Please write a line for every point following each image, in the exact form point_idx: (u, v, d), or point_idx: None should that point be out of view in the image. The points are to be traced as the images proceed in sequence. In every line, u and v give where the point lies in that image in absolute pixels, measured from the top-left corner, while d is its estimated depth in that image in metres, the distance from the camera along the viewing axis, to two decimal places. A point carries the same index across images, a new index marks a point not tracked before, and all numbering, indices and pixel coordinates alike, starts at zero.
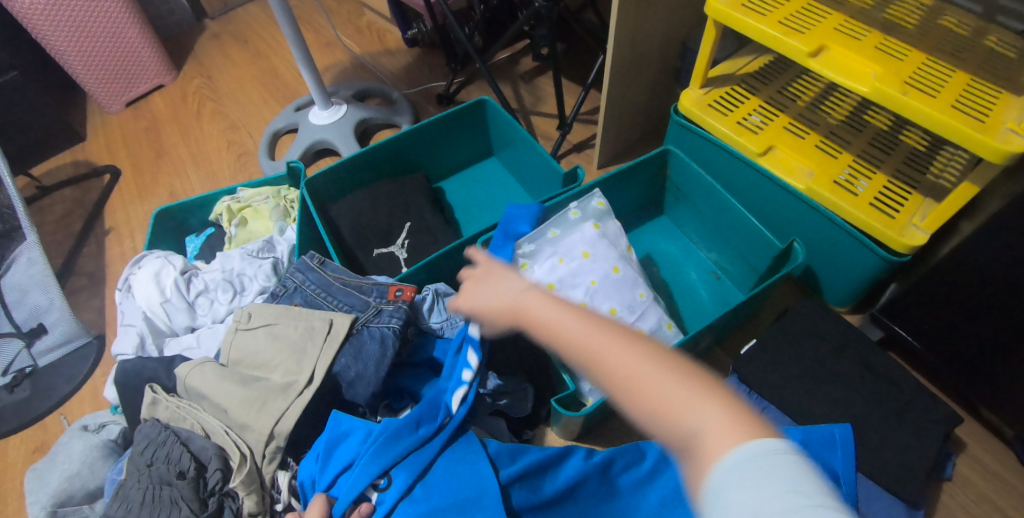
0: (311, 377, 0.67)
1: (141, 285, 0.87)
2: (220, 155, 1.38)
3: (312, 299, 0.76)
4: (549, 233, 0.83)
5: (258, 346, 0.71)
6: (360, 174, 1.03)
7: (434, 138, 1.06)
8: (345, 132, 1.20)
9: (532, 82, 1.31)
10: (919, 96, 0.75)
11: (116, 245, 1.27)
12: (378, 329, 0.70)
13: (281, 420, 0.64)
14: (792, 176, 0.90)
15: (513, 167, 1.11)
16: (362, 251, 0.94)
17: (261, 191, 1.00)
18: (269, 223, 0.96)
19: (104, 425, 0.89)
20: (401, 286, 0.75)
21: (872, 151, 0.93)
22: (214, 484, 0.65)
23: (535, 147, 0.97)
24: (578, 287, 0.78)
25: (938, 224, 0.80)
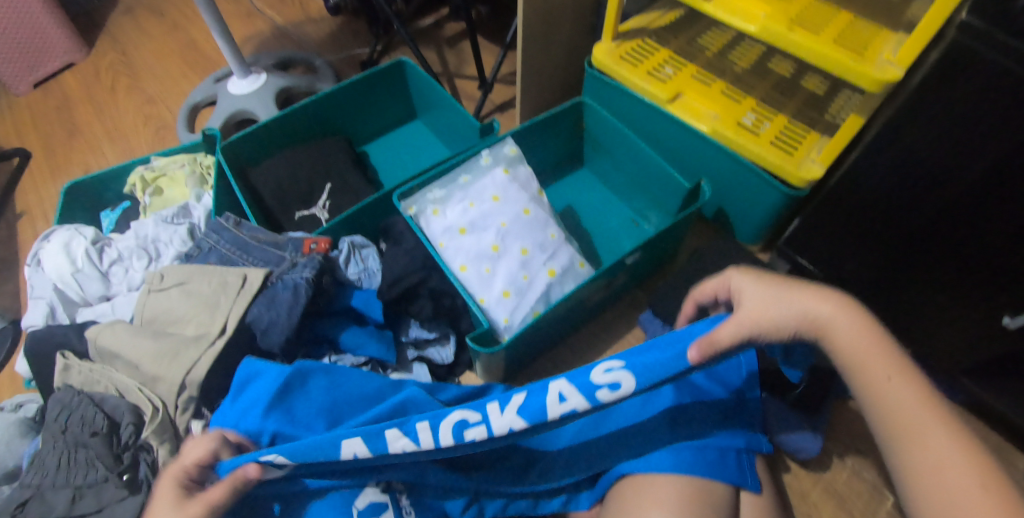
0: (223, 327, 0.68)
1: (50, 257, 0.84)
2: (138, 131, 1.33)
3: (227, 256, 0.77)
4: (460, 179, 0.85)
5: (170, 303, 0.71)
6: (280, 137, 1.02)
7: (355, 99, 1.06)
8: (265, 100, 1.17)
9: (457, 46, 1.31)
10: (805, 34, 0.79)
11: (29, 229, 1.21)
12: (291, 279, 0.71)
13: (193, 369, 0.65)
14: (699, 121, 0.94)
15: (438, 127, 1.12)
16: (282, 214, 0.93)
17: (176, 159, 0.98)
18: (185, 190, 0.94)
19: (21, 404, 0.86)
20: (316, 239, 0.77)
21: (773, 96, 0.97)
22: (129, 438, 0.65)
23: (454, 103, 0.98)
24: (489, 229, 0.80)
25: (832, 157, 0.85)
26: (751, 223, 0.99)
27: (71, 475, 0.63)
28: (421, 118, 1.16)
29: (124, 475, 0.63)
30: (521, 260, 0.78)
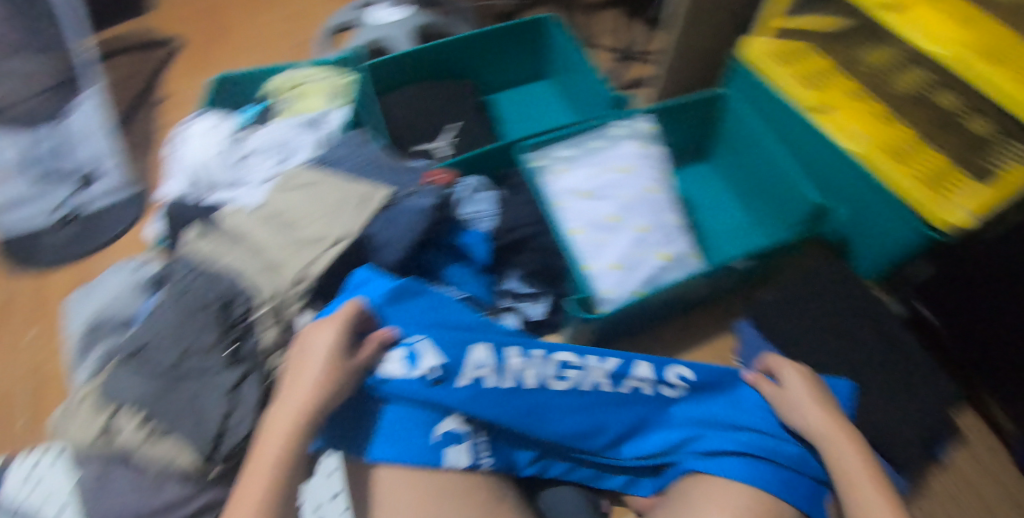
0: (343, 234, 0.71)
1: (197, 138, 0.91)
2: (279, 41, 1.40)
3: (355, 168, 0.80)
4: (592, 143, 0.86)
5: (299, 202, 0.75)
6: (415, 71, 1.04)
7: (493, 47, 1.06)
8: (404, 32, 1.20)
9: (597, 15, 1.29)
10: (985, 57, 0.69)
11: (168, 112, 1.30)
12: (415, 203, 0.74)
13: (311, 265, 0.70)
14: (843, 138, 0.86)
15: (565, 91, 1.11)
16: (406, 143, 0.96)
17: (321, 71, 1.01)
18: (319, 100, 0.95)
19: (143, 264, 0.92)
20: (438, 172, 0.80)
21: (935, 130, 0.84)
22: (239, 316, 0.69)
23: (590, 71, 0.96)
24: (611, 199, 0.81)
25: (989, 208, 0.72)
26: (871, 262, 0.89)
27: (183, 337, 0.67)
28: (551, 79, 1.15)
29: (229, 348, 0.68)
30: (636, 236, 0.78)
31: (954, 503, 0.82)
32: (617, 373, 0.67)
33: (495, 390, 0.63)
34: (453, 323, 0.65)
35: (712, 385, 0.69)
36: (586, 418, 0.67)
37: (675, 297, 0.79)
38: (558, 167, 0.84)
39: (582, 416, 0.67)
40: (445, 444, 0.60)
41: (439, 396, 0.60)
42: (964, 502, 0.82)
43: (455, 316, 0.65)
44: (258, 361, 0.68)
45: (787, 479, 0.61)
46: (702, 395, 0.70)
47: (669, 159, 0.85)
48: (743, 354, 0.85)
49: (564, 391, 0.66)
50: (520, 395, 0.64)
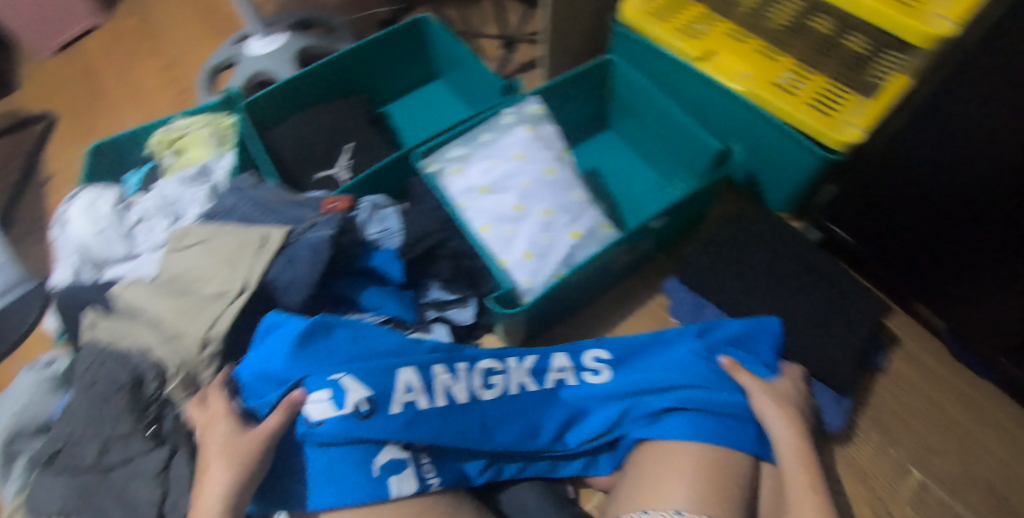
0: (244, 285, 0.68)
1: (75, 217, 0.85)
2: (161, 95, 1.33)
3: (247, 214, 0.77)
4: (482, 136, 0.84)
5: (192, 261, 0.71)
6: (298, 99, 1.00)
7: (374, 59, 1.03)
8: (285, 60, 1.15)
9: (479, 3, 1.27)
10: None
11: (56, 194, 1.23)
12: (312, 238, 0.71)
13: (214, 324, 0.67)
14: (729, 79, 0.89)
15: (459, 87, 1.09)
16: (304, 175, 0.92)
17: (197, 119, 0.96)
18: (203, 150, 0.92)
19: (51, 362, 0.86)
20: (336, 199, 0.77)
21: (812, 54, 0.87)
22: (154, 392, 0.66)
23: (477, 63, 0.95)
24: (512, 189, 0.80)
25: (874, 120, 0.79)
26: (781, 190, 0.95)
27: (100, 427, 0.63)
28: (443, 78, 1.13)
29: (150, 429, 0.65)
30: (543, 221, 0.78)
31: (899, 407, 0.86)
32: (538, 368, 0.72)
33: (430, 410, 0.63)
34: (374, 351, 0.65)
35: (631, 355, 0.75)
36: (527, 419, 0.69)
37: (597, 272, 0.79)
38: (451, 169, 0.81)
39: (518, 416, 0.69)
40: (387, 475, 0.60)
41: (370, 429, 0.59)
42: (908, 403, 0.86)
43: (371, 346, 0.65)
44: (182, 435, 0.66)
45: (727, 426, 0.67)
46: (625, 365, 0.74)
47: (561, 136, 0.84)
48: (677, 312, 0.87)
49: (495, 398, 0.68)
50: (458, 410, 0.65)
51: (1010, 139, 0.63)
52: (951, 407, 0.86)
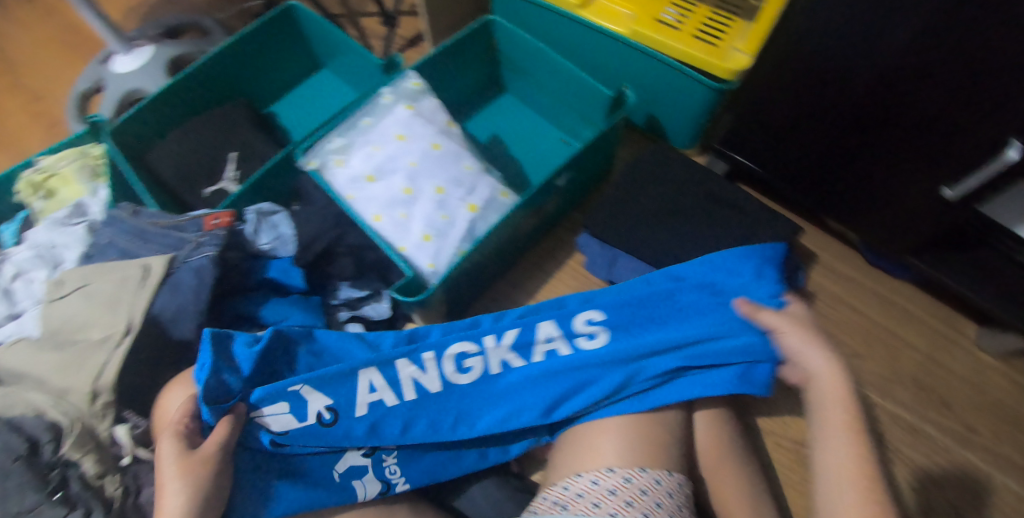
0: (128, 325, 0.68)
1: None
2: (29, 132, 1.23)
3: (123, 248, 0.76)
4: (362, 122, 0.92)
5: (73, 309, 0.68)
6: (172, 113, 0.96)
7: (250, 55, 1.01)
8: (158, 77, 1.08)
9: None
10: None
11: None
12: (196, 261, 0.74)
13: (102, 373, 0.64)
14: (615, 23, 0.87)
15: (344, 74, 1.10)
16: (192, 196, 0.90)
17: (62, 156, 0.89)
18: (78, 186, 0.87)
19: None
20: (217, 214, 0.79)
21: None
22: (50, 457, 0.61)
23: (351, 43, 0.96)
24: (397, 170, 0.88)
25: (757, 43, 0.83)
26: (681, 134, 1.01)
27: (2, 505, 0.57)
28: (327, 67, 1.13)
29: (55, 494, 0.60)
30: (438, 199, 0.87)
31: (823, 319, 1.02)
32: (457, 355, 0.79)
33: (399, 403, 0.77)
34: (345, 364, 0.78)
35: (580, 330, 0.82)
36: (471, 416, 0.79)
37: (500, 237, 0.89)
38: (335, 161, 0.89)
39: (460, 414, 0.79)
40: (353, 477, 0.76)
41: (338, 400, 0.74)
42: (834, 316, 1.03)
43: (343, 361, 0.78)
44: (92, 493, 0.63)
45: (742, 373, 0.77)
46: (619, 329, 0.82)
47: (442, 109, 0.94)
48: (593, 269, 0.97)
49: (473, 380, 0.80)
50: (430, 398, 0.78)
51: (909, 58, 0.66)
52: (873, 312, 1.03)
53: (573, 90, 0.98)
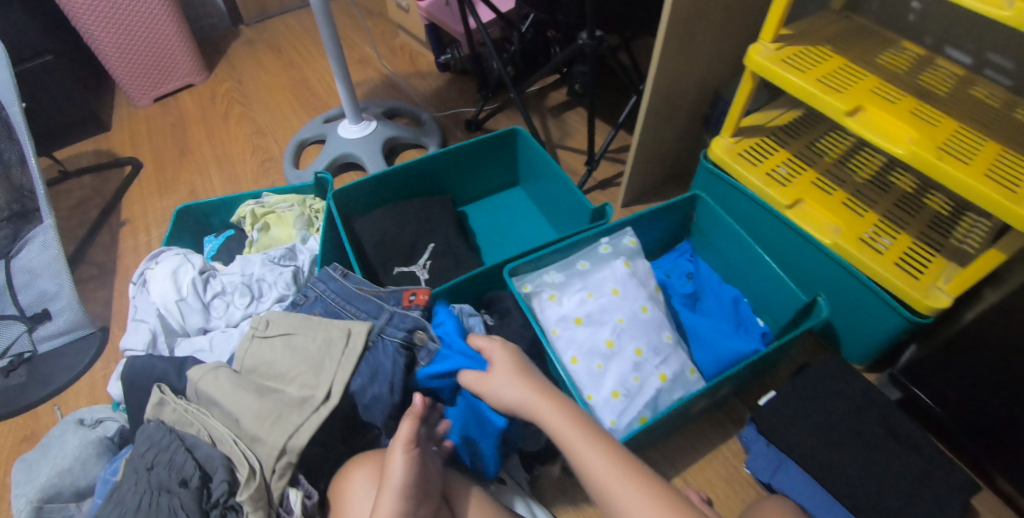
0: (328, 393, 0.59)
1: (155, 281, 0.77)
2: (273, 147, 1.24)
3: (328, 308, 0.71)
4: (628, 241, 0.74)
5: (274, 355, 0.64)
6: (405, 188, 0.97)
7: (525, 165, 1.01)
8: (372, 148, 1.11)
9: (561, 116, 1.21)
10: (998, 176, 0.67)
11: (129, 239, 1.12)
12: (394, 344, 0.64)
13: (295, 434, 0.56)
14: None
15: (726, 266, 0.91)
16: (382, 269, 0.86)
17: (287, 198, 0.92)
18: (290, 232, 0.87)
19: (101, 421, 0.78)
20: (417, 290, 0.70)
21: (929, 231, 0.80)
22: (219, 496, 0.55)
23: (774, 270, 0.80)
24: (649, 334, 0.67)
25: None
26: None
27: None
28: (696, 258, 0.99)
29: None
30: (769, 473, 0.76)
31: None
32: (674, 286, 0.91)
33: (717, 314, 0.87)
34: (669, 269, 0.94)
35: (707, 275, 0.92)
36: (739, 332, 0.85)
37: None
38: (610, 286, 0.69)
39: (707, 285, 0.91)
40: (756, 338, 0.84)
41: (703, 306, 0.89)
42: None
43: (675, 262, 0.94)
44: None
45: (733, 316, 0.86)
46: (708, 277, 0.92)
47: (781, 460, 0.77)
48: None
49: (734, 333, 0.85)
50: (707, 308, 0.89)
51: None
52: None
53: (837, 291, 0.83)
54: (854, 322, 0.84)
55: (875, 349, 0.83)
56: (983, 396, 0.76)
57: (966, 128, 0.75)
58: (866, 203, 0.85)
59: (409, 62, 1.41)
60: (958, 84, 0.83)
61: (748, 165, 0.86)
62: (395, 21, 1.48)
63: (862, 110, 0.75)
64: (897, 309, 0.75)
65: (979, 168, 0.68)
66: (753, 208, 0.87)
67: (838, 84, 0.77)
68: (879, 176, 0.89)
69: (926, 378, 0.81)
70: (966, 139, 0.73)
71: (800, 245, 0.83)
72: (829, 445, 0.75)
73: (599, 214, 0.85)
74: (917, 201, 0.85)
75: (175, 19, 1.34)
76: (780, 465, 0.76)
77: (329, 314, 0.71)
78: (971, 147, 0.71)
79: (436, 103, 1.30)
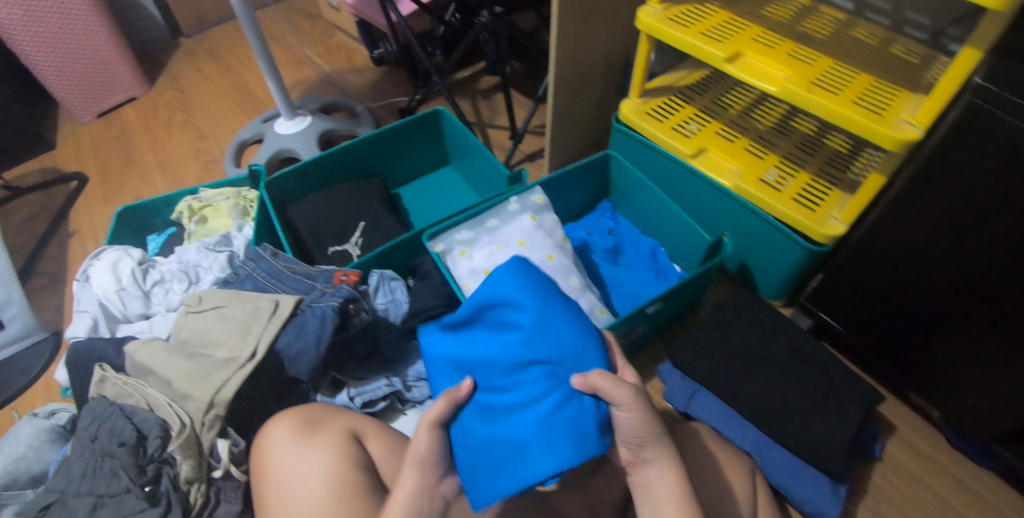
0: (253, 351, 0.65)
1: (95, 274, 0.81)
2: (215, 150, 1.28)
3: (259, 285, 0.75)
4: (536, 197, 0.79)
5: (205, 327, 0.68)
6: (339, 173, 1.01)
7: (453, 143, 1.06)
8: (308, 141, 1.15)
9: (491, 97, 1.26)
10: (865, 104, 0.74)
11: (78, 248, 1.15)
12: (320, 308, 0.68)
13: (221, 389, 0.62)
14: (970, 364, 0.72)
15: (641, 221, 0.97)
16: (316, 248, 0.91)
17: (222, 190, 0.96)
18: (226, 221, 0.91)
19: (55, 412, 0.81)
20: (348, 271, 0.75)
21: (825, 168, 0.87)
22: (155, 450, 0.60)
23: (681, 216, 0.86)
24: (558, 279, 0.73)
25: None
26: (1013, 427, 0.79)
27: (96, 483, 0.58)
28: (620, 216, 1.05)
29: (145, 488, 0.58)
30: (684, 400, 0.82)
31: None
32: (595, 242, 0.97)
33: (634, 265, 0.94)
34: (591, 227, 1.00)
35: (625, 230, 0.98)
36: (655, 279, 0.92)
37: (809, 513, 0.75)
38: (517, 238, 0.75)
39: (626, 238, 0.97)
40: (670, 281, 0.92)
41: (623, 258, 0.95)
42: None
43: (597, 221, 1.00)
44: (176, 497, 0.59)
45: (649, 265, 0.93)
46: (626, 232, 0.98)
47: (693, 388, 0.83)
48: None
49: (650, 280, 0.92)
50: (626, 259, 0.95)
51: None
52: None
53: (746, 231, 0.89)
54: (764, 259, 0.90)
55: (785, 282, 0.90)
56: (873, 318, 0.81)
57: (840, 64, 0.82)
58: (768, 147, 0.91)
59: (346, 59, 1.45)
60: (839, 27, 0.90)
61: (653, 122, 0.92)
62: (331, 20, 1.52)
63: (742, 56, 0.81)
64: (796, 240, 0.82)
65: (847, 98, 0.75)
66: (662, 161, 0.93)
67: (721, 35, 0.83)
68: (781, 122, 0.95)
69: (834, 303, 0.85)
70: (840, 75, 0.79)
71: (707, 192, 0.90)
72: (739, 370, 0.81)
73: (515, 179, 0.91)
74: (815, 142, 0.91)
75: (110, 34, 1.37)
76: (694, 394, 0.83)
77: (259, 289, 0.75)
78: (843, 81, 0.78)
79: (372, 95, 1.34)
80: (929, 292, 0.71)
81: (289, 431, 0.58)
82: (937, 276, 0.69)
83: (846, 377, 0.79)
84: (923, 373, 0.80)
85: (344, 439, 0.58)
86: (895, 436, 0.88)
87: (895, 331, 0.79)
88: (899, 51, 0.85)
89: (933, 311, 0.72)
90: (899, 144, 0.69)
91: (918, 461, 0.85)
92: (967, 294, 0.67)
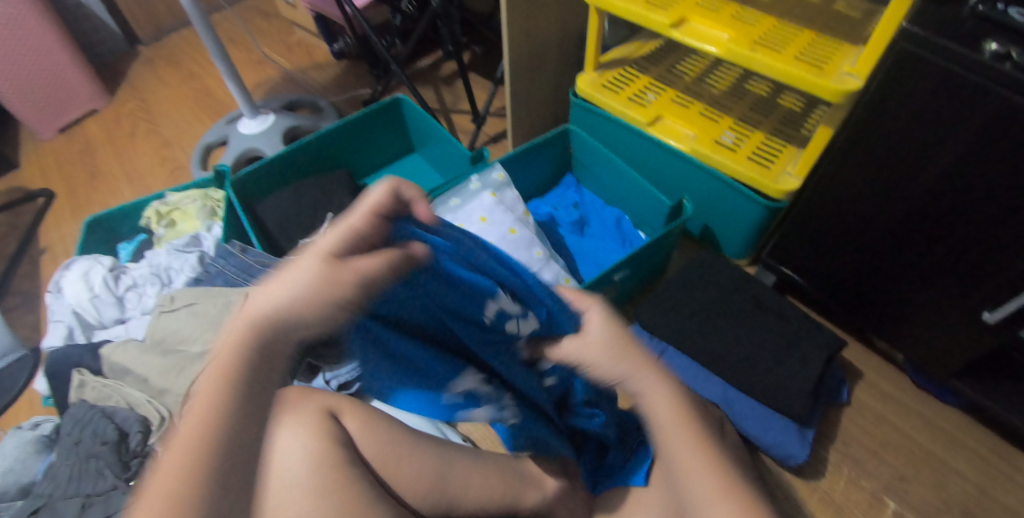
0: None
1: (66, 283, 0.81)
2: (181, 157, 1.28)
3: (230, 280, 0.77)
4: (496, 174, 0.81)
5: (177, 324, 0.70)
6: (305, 166, 1.02)
7: (417, 131, 1.07)
8: (273, 139, 1.16)
9: (453, 84, 1.27)
10: (809, 59, 0.76)
11: (50, 264, 1.14)
12: None
13: (195, 381, 0.64)
14: (920, 302, 0.75)
15: (605, 193, 0.99)
16: (286, 242, 0.92)
17: (189, 193, 0.96)
18: (195, 223, 0.92)
19: (38, 423, 0.81)
20: None
21: (779, 126, 0.90)
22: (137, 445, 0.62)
23: (641, 183, 0.88)
24: (523, 252, 0.75)
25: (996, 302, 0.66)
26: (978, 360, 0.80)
27: (82, 483, 0.60)
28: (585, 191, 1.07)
29: (130, 482, 0.60)
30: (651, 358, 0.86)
31: None
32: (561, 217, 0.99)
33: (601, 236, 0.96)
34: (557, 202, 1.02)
35: (591, 202, 1.01)
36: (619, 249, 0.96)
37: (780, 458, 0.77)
38: (479, 216, 0.77)
39: (591, 211, 1.00)
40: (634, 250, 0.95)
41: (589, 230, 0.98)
42: None
43: (563, 196, 1.02)
44: None
45: (615, 236, 0.96)
46: (592, 204, 1.01)
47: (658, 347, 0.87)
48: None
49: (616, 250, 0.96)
50: (593, 231, 0.97)
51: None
52: None
53: (706, 194, 0.92)
54: (725, 219, 0.93)
55: (747, 240, 0.93)
56: (828, 267, 0.83)
57: (784, 23, 0.84)
58: (722, 110, 0.93)
59: (306, 56, 1.45)
60: None
61: (610, 94, 0.94)
62: (289, 18, 1.52)
63: (688, 21, 0.83)
64: (753, 198, 0.84)
65: (790, 54, 0.77)
66: (621, 132, 0.95)
67: (666, 2, 0.85)
68: (735, 86, 0.97)
69: (795, 257, 0.87)
70: (784, 33, 0.81)
71: (666, 158, 0.92)
72: (705, 328, 0.83)
73: (478, 158, 0.92)
74: (768, 103, 0.94)
75: (65, 47, 1.35)
76: (662, 354, 0.85)
77: (230, 285, 0.77)
78: (787, 39, 0.80)
79: (335, 91, 1.35)
80: (876, 234, 0.74)
81: (267, 412, 0.59)
82: (881, 216, 0.71)
83: (807, 325, 0.82)
84: (880, 318, 0.82)
85: (318, 412, 0.59)
86: (863, 381, 0.89)
87: (850, 280, 0.82)
88: (842, 7, 0.87)
89: (882, 252, 0.75)
90: (842, 95, 0.71)
91: (886, 404, 0.87)
92: (910, 231, 0.70)
